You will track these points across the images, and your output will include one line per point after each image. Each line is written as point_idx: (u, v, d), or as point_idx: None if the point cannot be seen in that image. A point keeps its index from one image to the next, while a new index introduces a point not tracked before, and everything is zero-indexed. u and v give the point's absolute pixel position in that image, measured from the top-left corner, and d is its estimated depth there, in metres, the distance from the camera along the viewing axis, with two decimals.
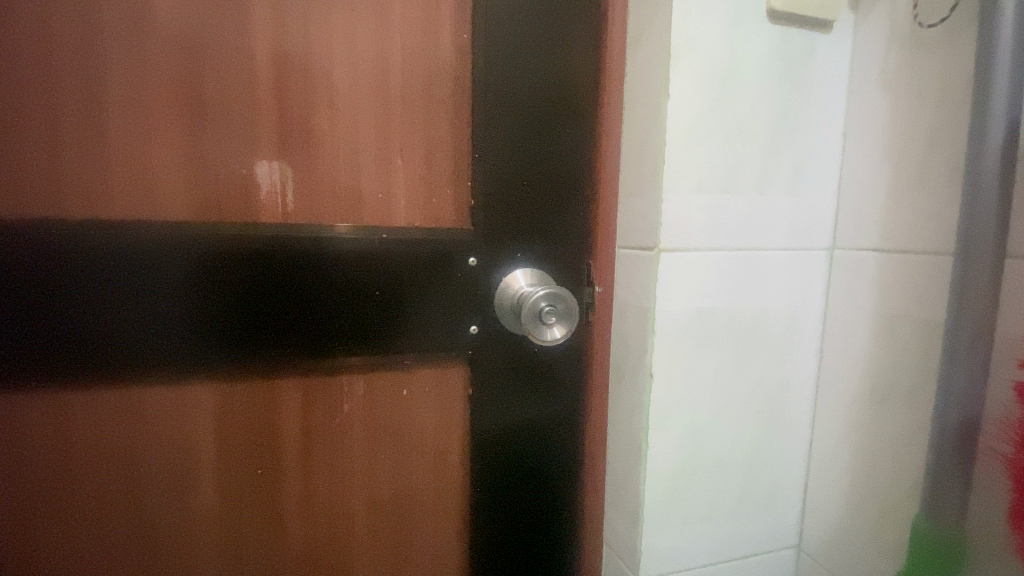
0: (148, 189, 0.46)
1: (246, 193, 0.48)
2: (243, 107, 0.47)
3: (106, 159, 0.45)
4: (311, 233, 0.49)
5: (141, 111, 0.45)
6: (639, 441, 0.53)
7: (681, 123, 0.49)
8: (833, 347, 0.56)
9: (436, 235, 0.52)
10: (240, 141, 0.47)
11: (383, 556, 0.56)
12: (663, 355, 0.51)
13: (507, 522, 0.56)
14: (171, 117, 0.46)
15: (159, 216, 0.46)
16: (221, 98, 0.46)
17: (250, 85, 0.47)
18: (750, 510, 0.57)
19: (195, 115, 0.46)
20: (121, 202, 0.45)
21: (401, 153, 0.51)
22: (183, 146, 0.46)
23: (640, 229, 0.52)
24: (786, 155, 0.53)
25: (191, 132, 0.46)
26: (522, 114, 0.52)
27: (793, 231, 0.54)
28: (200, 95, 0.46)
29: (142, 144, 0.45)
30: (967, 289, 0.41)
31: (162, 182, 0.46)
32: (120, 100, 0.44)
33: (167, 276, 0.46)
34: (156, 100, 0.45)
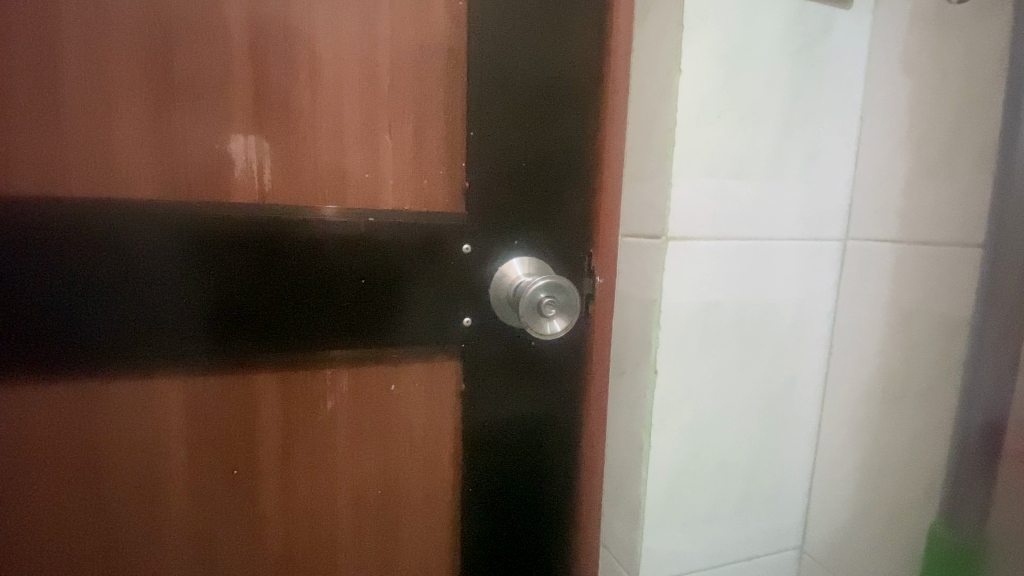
0: (110, 163, 0.41)
1: (220, 171, 0.44)
2: (215, 75, 0.43)
3: (62, 129, 0.40)
4: (292, 217, 0.45)
5: (102, 76, 0.40)
6: (641, 440, 0.50)
7: (692, 102, 0.45)
8: (842, 342, 0.53)
9: (428, 220, 0.48)
10: (211, 113, 0.43)
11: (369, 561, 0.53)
12: (668, 350, 0.49)
13: (499, 526, 0.53)
14: (135, 84, 0.41)
15: (123, 194, 0.42)
16: (191, 65, 0.42)
17: (223, 52, 0.42)
18: (753, 512, 0.55)
19: (162, 83, 0.42)
20: (81, 176, 0.41)
21: (390, 130, 0.47)
22: (149, 117, 0.42)
23: (645, 215, 0.49)
24: (801, 137, 0.49)
25: (157, 101, 0.42)
26: (520, 91, 0.48)
27: (804, 220, 0.51)
28: (168, 59, 0.41)
29: (102, 114, 0.41)
30: (998, 282, 0.39)
31: (126, 155, 0.42)
32: (76, 64, 0.40)
33: (131, 260, 0.42)
34: (118, 65, 0.41)
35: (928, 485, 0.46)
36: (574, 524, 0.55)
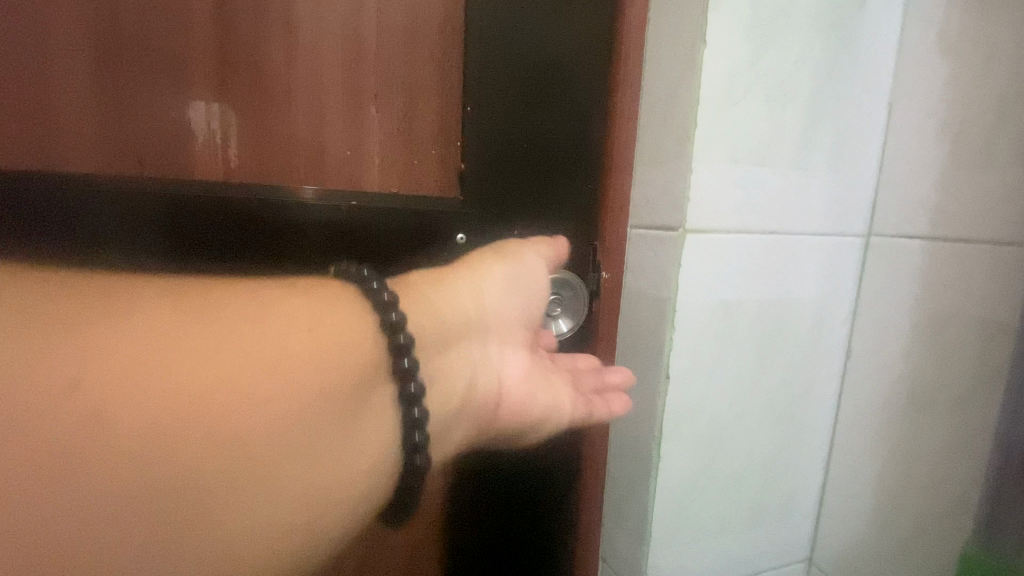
0: (59, 139, 0.43)
1: (182, 142, 0.44)
2: (168, 42, 0.42)
3: (16, 107, 0.42)
4: (273, 199, 0.43)
5: (47, 52, 0.41)
6: (651, 450, 0.46)
7: (715, 79, 0.40)
8: (862, 344, 0.49)
9: (419, 205, 0.46)
10: (171, 77, 0.43)
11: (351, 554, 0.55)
12: (683, 353, 0.44)
13: (494, 453, 0.51)
14: (79, 58, 0.42)
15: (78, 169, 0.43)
16: (136, 32, 0.42)
17: (186, 19, 0.42)
18: (766, 524, 0.51)
19: (111, 50, 0.42)
20: (38, 151, 0.42)
21: (376, 102, 0.46)
22: (96, 89, 0.42)
23: (660, 204, 0.43)
24: (830, 123, 0.45)
25: (102, 74, 0.42)
26: (518, 67, 0.44)
27: (828, 214, 0.47)
28: (113, 28, 0.42)
29: (50, 88, 0.42)
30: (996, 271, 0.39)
31: (72, 131, 0.43)
32: (20, 31, 0.41)
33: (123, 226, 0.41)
34: (65, 28, 0.41)
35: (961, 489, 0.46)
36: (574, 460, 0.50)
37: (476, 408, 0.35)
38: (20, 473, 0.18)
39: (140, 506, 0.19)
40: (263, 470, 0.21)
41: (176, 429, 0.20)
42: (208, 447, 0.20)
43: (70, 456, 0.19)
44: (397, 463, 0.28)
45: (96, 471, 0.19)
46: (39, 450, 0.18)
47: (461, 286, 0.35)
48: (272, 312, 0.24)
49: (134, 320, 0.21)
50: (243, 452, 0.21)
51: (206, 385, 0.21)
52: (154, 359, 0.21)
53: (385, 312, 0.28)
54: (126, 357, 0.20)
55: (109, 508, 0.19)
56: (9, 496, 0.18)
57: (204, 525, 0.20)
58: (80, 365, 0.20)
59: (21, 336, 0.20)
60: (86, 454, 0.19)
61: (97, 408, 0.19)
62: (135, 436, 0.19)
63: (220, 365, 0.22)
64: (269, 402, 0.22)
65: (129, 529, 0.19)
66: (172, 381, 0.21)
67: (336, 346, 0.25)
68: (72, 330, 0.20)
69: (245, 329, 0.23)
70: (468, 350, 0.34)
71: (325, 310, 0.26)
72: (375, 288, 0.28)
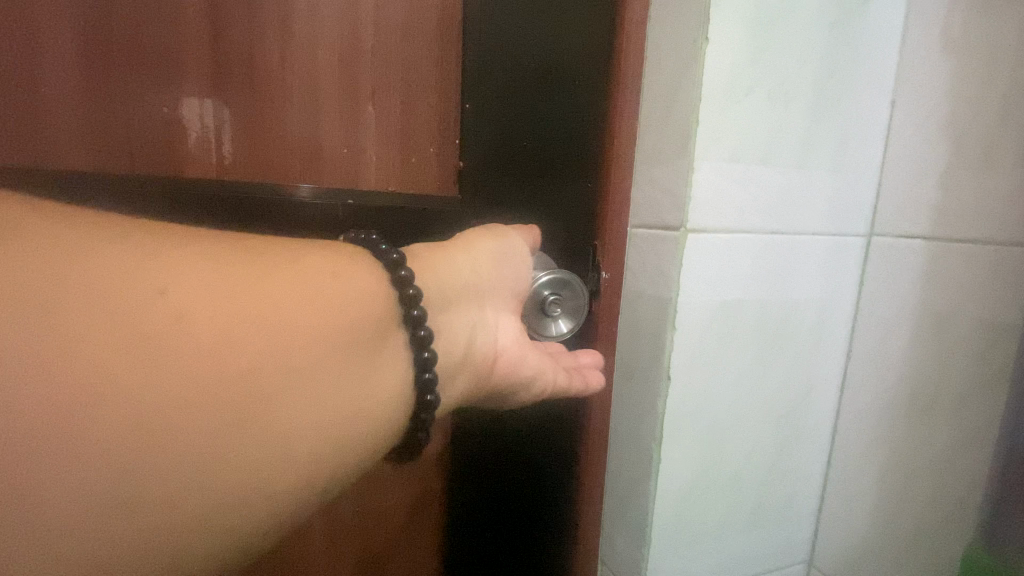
0: (44, 135, 0.41)
1: (173, 139, 0.43)
2: (160, 36, 0.42)
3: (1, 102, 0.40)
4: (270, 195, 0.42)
5: (34, 46, 0.40)
6: (650, 451, 0.46)
7: (717, 76, 0.40)
8: (863, 345, 0.49)
9: (417, 203, 0.46)
10: (163, 74, 0.42)
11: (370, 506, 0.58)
12: (684, 354, 0.44)
13: (493, 440, 0.54)
14: (66, 52, 0.41)
15: (63, 165, 0.42)
16: (126, 25, 0.41)
17: (179, 12, 0.42)
18: (766, 526, 0.51)
19: (100, 43, 0.41)
20: (24, 146, 0.41)
21: (373, 98, 0.46)
22: (84, 84, 0.41)
23: (660, 203, 0.43)
24: (833, 122, 0.45)
25: (89, 69, 0.41)
26: (516, 65, 0.44)
27: (831, 214, 0.46)
28: (103, 20, 0.41)
29: (36, 84, 0.41)
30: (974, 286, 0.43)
31: (58, 126, 0.41)
32: (6, 24, 0.40)
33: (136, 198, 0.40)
34: (56, 23, 0.40)
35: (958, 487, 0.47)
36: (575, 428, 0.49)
37: (472, 369, 0.37)
38: (101, 360, 0.21)
39: (195, 420, 0.23)
40: (294, 390, 0.25)
41: (226, 358, 0.24)
42: (252, 373, 0.24)
43: (131, 379, 0.22)
44: (406, 400, 0.32)
45: (156, 392, 0.22)
46: (123, 342, 0.22)
47: (460, 253, 0.37)
48: (302, 264, 0.28)
49: (176, 268, 0.25)
50: (280, 379, 0.25)
51: (249, 323, 0.25)
52: (208, 287, 0.25)
53: (394, 269, 0.32)
54: (177, 299, 0.24)
55: (167, 421, 0.22)
56: (92, 377, 0.21)
57: (249, 437, 0.24)
58: (148, 287, 0.23)
59: (75, 278, 0.22)
60: (146, 377, 0.22)
61: (153, 340, 0.23)
62: (187, 363, 0.23)
63: (261, 298, 0.26)
64: (300, 339, 0.26)
65: (186, 431, 0.22)
66: (225, 305, 0.25)
67: (355, 296, 0.29)
68: (121, 275, 0.23)
69: (279, 274, 0.27)
70: (464, 312, 0.37)
71: (345, 270, 0.30)
72: (383, 249, 0.33)
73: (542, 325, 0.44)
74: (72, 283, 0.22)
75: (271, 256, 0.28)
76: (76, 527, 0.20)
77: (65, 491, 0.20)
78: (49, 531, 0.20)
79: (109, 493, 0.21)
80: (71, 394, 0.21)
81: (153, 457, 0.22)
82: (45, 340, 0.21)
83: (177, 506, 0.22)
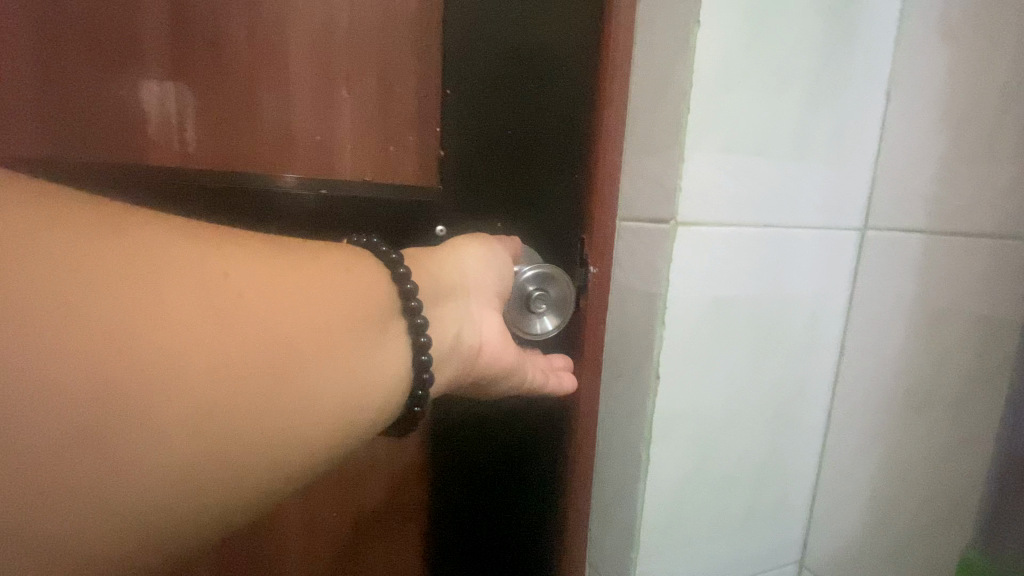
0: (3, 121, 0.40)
1: (131, 124, 0.41)
2: (117, 16, 0.40)
3: None
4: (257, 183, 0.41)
5: None
6: (639, 455, 0.44)
7: (708, 62, 0.38)
8: (856, 342, 0.48)
9: (398, 195, 0.45)
10: (121, 54, 0.40)
11: (344, 505, 0.55)
12: (673, 353, 0.42)
13: (479, 445, 0.52)
14: (23, 35, 0.39)
15: (23, 153, 0.40)
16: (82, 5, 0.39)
17: None
18: (757, 528, 0.50)
19: (55, 24, 0.39)
20: None
21: (348, 85, 0.43)
22: (40, 67, 0.39)
23: (649, 196, 0.41)
24: (827, 112, 0.43)
25: (45, 51, 0.39)
26: (497, 49, 0.42)
27: (825, 208, 0.45)
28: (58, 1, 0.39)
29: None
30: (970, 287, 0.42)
31: (16, 113, 0.40)
32: None
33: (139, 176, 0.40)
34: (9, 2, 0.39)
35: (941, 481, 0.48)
36: (563, 418, 0.48)
37: (452, 367, 0.35)
38: (163, 328, 0.22)
39: (223, 392, 0.22)
40: (321, 374, 0.26)
41: (248, 330, 0.24)
42: (274, 346, 0.24)
43: (153, 353, 0.21)
44: (405, 387, 0.31)
45: (180, 365, 0.22)
46: (184, 316, 0.22)
47: (451, 253, 0.37)
48: (327, 259, 0.29)
49: (188, 245, 0.24)
50: (310, 358, 0.25)
51: (269, 299, 0.25)
52: (250, 272, 0.25)
53: (393, 267, 0.32)
54: (197, 273, 0.23)
55: (192, 395, 0.22)
56: (155, 345, 0.21)
57: (274, 409, 0.24)
58: (205, 270, 0.24)
59: (72, 249, 0.21)
60: (168, 351, 0.22)
61: (186, 313, 0.22)
62: (238, 337, 0.23)
63: (295, 286, 0.26)
64: (317, 318, 0.26)
65: (233, 403, 0.23)
66: (265, 291, 0.25)
67: (362, 284, 0.29)
68: (130, 246, 0.22)
69: (309, 265, 0.28)
70: (452, 310, 0.35)
71: (361, 266, 0.30)
72: (382, 250, 0.32)
73: (528, 324, 0.42)
74: (69, 256, 0.21)
75: (297, 250, 0.28)
76: (91, 505, 0.20)
77: (135, 434, 0.21)
78: (75, 484, 0.20)
79: (122, 473, 0.20)
80: (84, 370, 0.20)
81: (186, 424, 0.21)
82: (53, 311, 0.20)
83: (197, 473, 0.22)
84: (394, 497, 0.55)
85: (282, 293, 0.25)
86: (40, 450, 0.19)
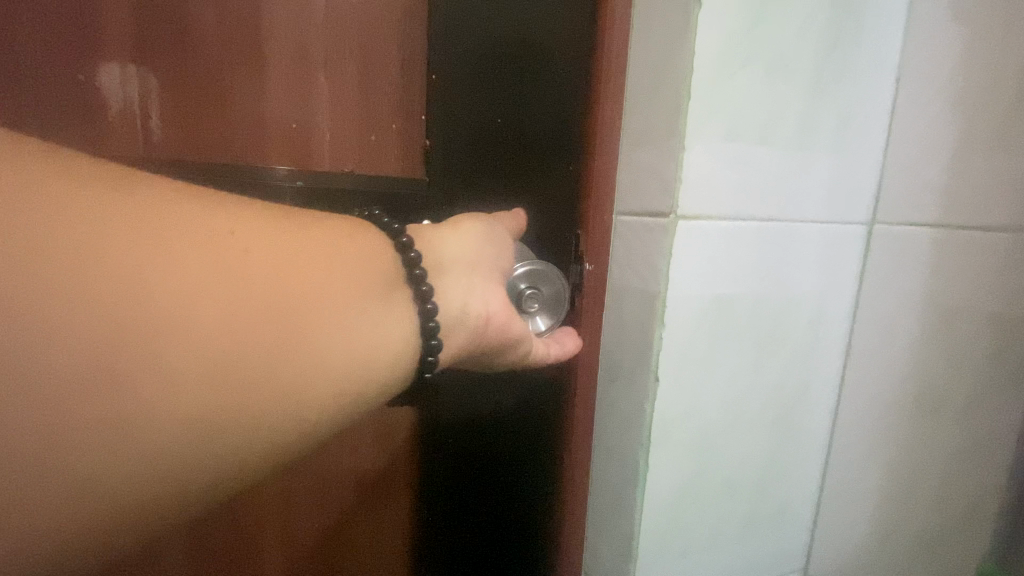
0: None
1: (92, 107, 0.39)
2: None
3: None
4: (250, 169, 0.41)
5: None
6: (636, 460, 0.42)
7: (711, 46, 0.35)
8: (864, 343, 0.45)
9: (389, 186, 0.43)
10: (81, 37, 0.38)
11: (312, 524, 0.50)
12: (673, 352, 0.40)
13: (467, 444, 0.47)
14: None
15: None
16: None
17: None
18: (758, 535, 0.47)
19: None
20: None
21: (326, 68, 0.41)
22: None
23: (647, 187, 0.39)
24: (834, 96, 0.40)
25: None
26: (486, 29, 0.39)
27: (831, 201, 0.42)
28: None
29: None
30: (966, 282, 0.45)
31: None
32: None
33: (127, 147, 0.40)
34: None
35: (937, 481, 0.48)
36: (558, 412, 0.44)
37: None
38: (175, 280, 0.21)
39: (233, 357, 0.22)
40: (333, 333, 0.25)
41: (260, 286, 0.23)
42: (284, 311, 0.24)
43: (164, 317, 0.21)
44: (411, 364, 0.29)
45: (192, 327, 0.21)
46: (197, 268, 0.22)
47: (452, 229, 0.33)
48: (333, 225, 0.29)
49: (198, 202, 0.24)
50: (321, 317, 0.25)
51: (278, 264, 0.24)
52: (259, 231, 0.25)
53: (396, 238, 0.30)
54: (207, 235, 0.23)
55: (206, 357, 0.21)
56: (170, 294, 0.21)
57: (285, 366, 0.23)
58: (215, 226, 0.23)
59: (80, 194, 0.20)
60: (181, 313, 0.21)
61: (198, 265, 0.22)
62: (250, 292, 0.23)
63: (303, 247, 0.26)
64: (324, 282, 0.26)
65: (245, 357, 0.22)
66: (274, 250, 0.25)
67: (367, 253, 0.29)
68: (141, 197, 0.22)
69: (316, 228, 0.27)
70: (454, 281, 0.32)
71: (364, 237, 0.29)
72: (387, 223, 0.31)
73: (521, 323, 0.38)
74: (77, 212, 0.20)
75: (304, 214, 0.28)
76: (101, 459, 0.19)
77: (152, 382, 0.20)
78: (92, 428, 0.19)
79: (137, 421, 0.20)
80: (98, 314, 0.20)
81: (201, 374, 0.21)
82: (62, 254, 0.19)
83: (212, 423, 0.21)
84: (368, 508, 0.51)
85: (291, 252, 0.25)
86: (57, 391, 0.19)
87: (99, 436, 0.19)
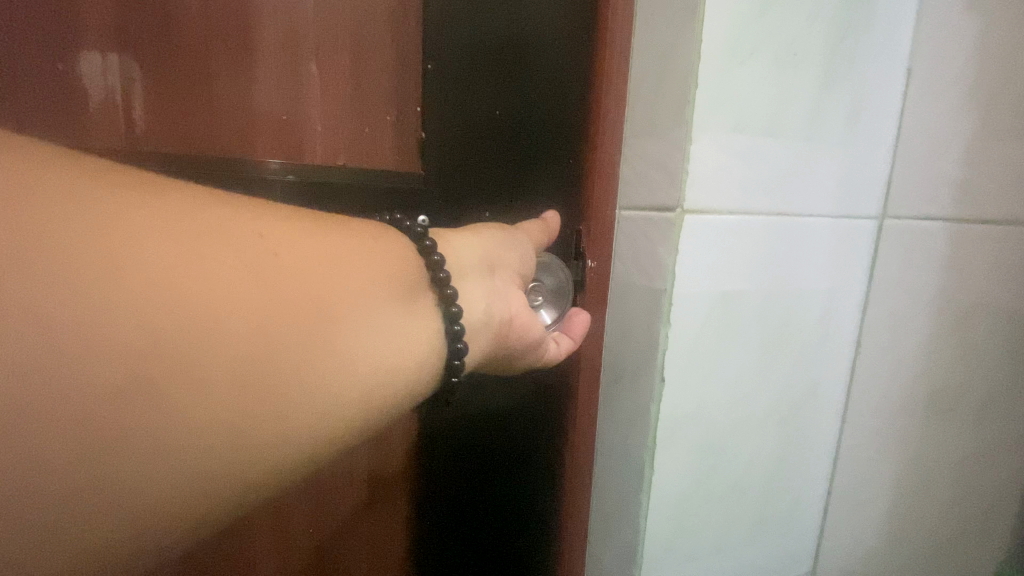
0: None
1: (72, 95, 0.37)
2: None
3: None
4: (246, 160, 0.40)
5: None
6: (642, 461, 0.41)
7: (717, 35, 0.34)
8: (874, 341, 0.44)
9: (387, 178, 0.42)
10: (56, 22, 0.37)
11: (308, 528, 0.49)
12: (681, 352, 0.39)
13: (471, 449, 0.45)
14: None
15: None
16: None
17: None
18: (766, 539, 0.46)
19: None
20: None
21: (318, 58, 0.40)
22: None
23: (652, 180, 0.38)
24: (843, 85, 0.39)
25: None
26: (483, 15, 0.38)
27: (840, 193, 0.41)
28: None
29: None
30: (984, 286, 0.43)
31: None
32: None
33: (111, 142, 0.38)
34: None
35: (951, 481, 0.46)
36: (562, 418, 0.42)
37: None
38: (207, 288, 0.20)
39: (266, 369, 0.21)
40: (365, 339, 0.24)
41: (292, 291, 0.22)
42: (314, 310, 0.22)
43: (199, 328, 0.19)
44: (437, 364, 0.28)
45: (224, 330, 0.20)
46: (229, 274, 0.21)
47: (466, 233, 0.32)
48: (354, 225, 0.27)
49: (219, 205, 0.22)
50: (353, 322, 0.24)
51: (306, 262, 0.23)
52: (285, 233, 0.23)
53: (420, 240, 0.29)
54: (233, 233, 0.21)
55: (242, 367, 0.20)
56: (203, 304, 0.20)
57: (320, 375, 0.22)
58: (241, 229, 0.22)
59: (100, 199, 0.19)
60: (214, 319, 0.20)
61: (229, 270, 0.21)
62: (281, 297, 0.22)
63: (331, 249, 0.24)
64: (354, 284, 0.24)
65: (280, 367, 0.21)
66: (302, 251, 0.23)
67: (393, 253, 0.27)
68: (163, 201, 0.20)
69: (340, 230, 0.26)
70: (474, 287, 0.30)
71: (384, 237, 0.28)
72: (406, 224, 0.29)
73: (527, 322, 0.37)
74: (105, 216, 0.19)
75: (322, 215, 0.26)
76: (137, 481, 0.18)
77: (189, 398, 0.19)
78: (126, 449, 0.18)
79: (177, 439, 0.19)
80: (132, 327, 0.18)
81: (237, 388, 0.20)
82: (90, 263, 0.18)
83: (250, 438, 0.20)
84: (364, 511, 0.49)
85: (320, 254, 0.24)
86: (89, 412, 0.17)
87: (114, 446, 0.18)
